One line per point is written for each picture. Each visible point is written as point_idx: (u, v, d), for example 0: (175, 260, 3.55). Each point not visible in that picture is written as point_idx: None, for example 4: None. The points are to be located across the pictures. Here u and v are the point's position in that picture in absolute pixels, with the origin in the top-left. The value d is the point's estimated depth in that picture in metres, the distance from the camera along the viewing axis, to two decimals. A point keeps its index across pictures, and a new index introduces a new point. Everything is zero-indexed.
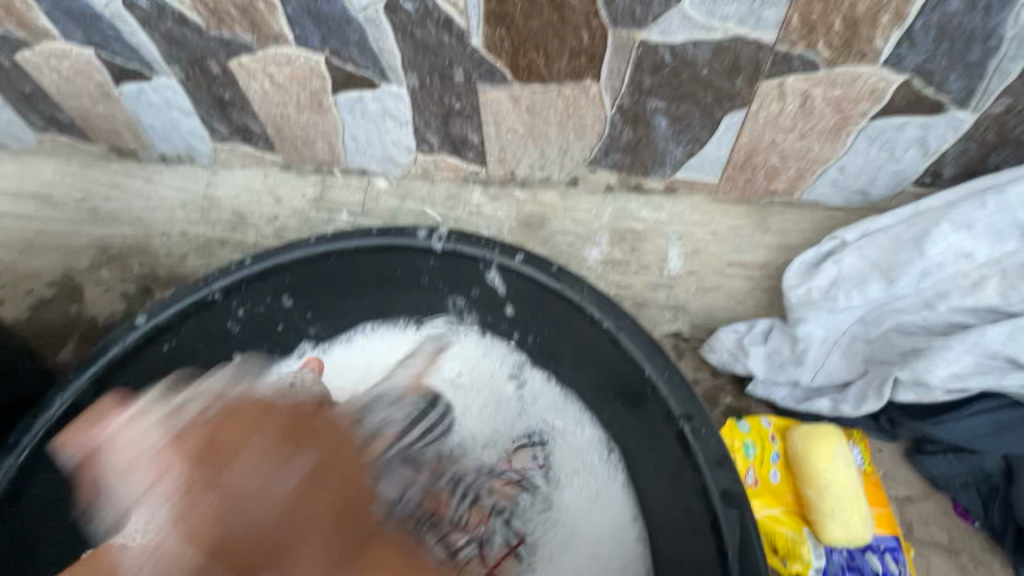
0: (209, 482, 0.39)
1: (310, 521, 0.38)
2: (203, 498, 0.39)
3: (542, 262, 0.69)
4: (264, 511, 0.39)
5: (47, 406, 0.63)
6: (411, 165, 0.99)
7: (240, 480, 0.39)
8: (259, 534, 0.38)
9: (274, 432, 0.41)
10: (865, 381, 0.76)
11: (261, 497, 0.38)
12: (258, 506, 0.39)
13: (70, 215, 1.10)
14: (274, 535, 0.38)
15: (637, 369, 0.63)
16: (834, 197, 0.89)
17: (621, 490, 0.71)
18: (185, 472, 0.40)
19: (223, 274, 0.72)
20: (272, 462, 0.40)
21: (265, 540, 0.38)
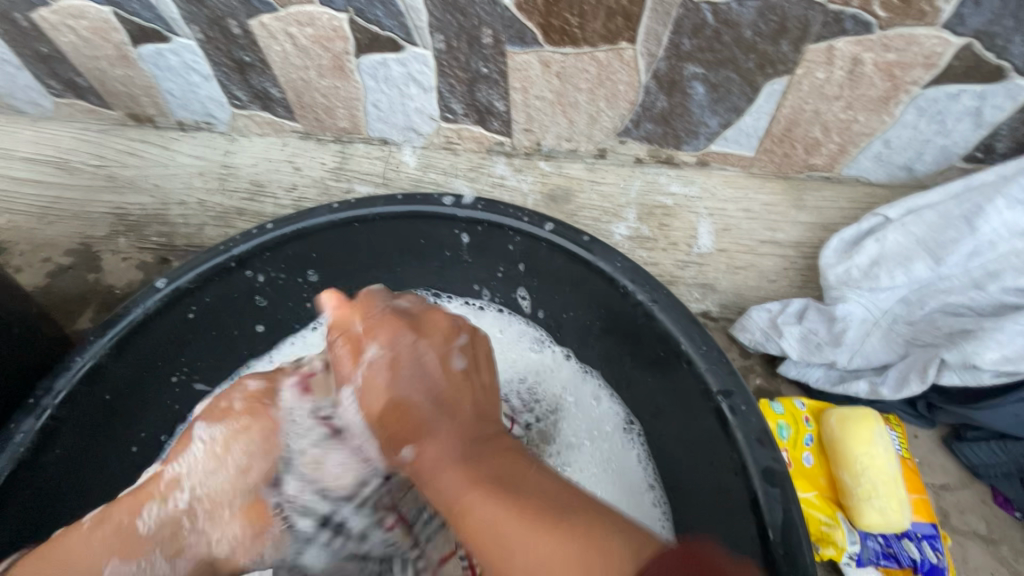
0: (405, 356, 0.54)
1: (456, 429, 0.50)
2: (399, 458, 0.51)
3: (574, 232, 0.66)
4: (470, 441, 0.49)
5: (66, 367, 0.62)
6: (433, 134, 0.96)
7: (414, 358, 0.54)
8: (427, 401, 0.52)
9: (444, 335, 0.56)
10: (907, 363, 0.73)
11: (432, 370, 0.54)
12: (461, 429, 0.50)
13: (86, 181, 1.08)
14: (434, 406, 0.51)
15: (671, 344, 0.60)
16: (876, 173, 0.84)
17: (637, 455, 0.70)
18: (387, 345, 0.55)
19: (247, 238, 0.70)
20: (445, 354, 0.55)
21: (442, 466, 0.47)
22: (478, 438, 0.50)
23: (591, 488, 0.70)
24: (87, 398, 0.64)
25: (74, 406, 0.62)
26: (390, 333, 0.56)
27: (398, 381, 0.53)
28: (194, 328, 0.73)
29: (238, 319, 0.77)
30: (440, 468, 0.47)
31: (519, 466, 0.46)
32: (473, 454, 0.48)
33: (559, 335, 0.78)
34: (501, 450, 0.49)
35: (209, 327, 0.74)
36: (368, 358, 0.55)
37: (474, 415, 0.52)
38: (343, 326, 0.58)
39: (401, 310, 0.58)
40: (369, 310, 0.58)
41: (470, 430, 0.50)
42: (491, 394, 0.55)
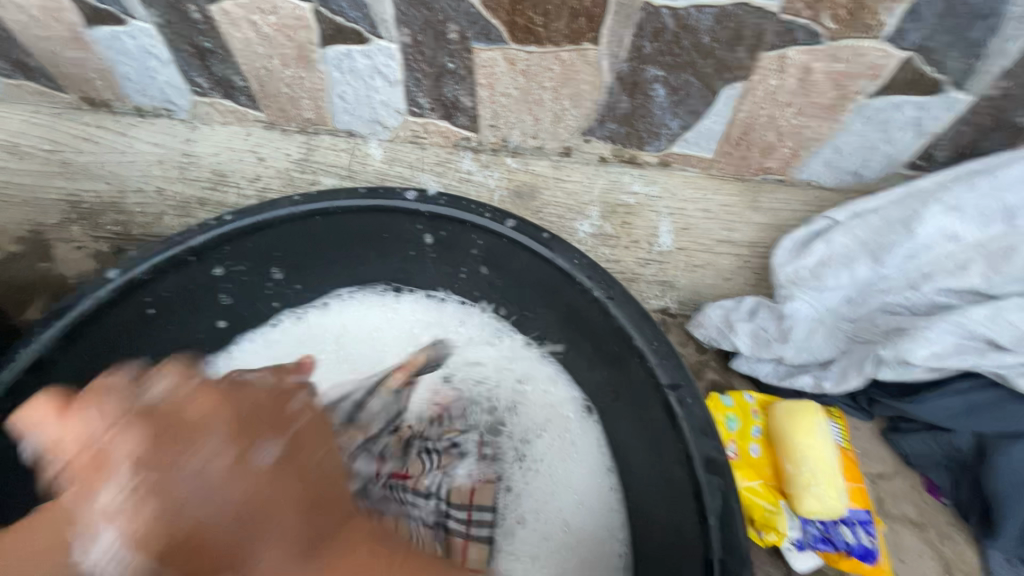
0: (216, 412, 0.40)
1: (280, 508, 0.37)
2: None
3: (534, 229, 0.68)
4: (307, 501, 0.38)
5: (11, 358, 0.60)
6: (400, 128, 0.96)
7: (195, 461, 0.37)
8: (227, 507, 0.36)
9: (236, 419, 0.40)
10: (847, 359, 0.77)
11: (220, 478, 0.36)
12: (271, 484, 0.37)
13: (38, 167, 1.05)
14: (237, 519, 0.35)
15: (625, 338, 0.62)
16: (826, 177, 0.88)
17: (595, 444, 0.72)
18: (138, 454, 0.36)
19: (204, 230, 0.68)
20: (239, 446, 0.38)
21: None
22: (309, 544, 0.36)
23: (550, 476, 0.71)
24: (34, 390, 0.62)
25: (20, 397, 0.61)
26: (140, 426, 0.37)
27: (176, 490, 0.35)
28: (148, 319, 0.71)
29: (198, 311, 0.76)
30: None
31: (362, 556, 0.36)
32: (312, 553, 0.35)
33: (520, 327, 0.79)
34: (359, 530, 0.38)
35: (166, 319, 0.73)
36: (109, 490, 0.35)
37: (308, 507, 0.38)
38: (64, 441, 0.38)
39: (166, 400, 0.40)
40: (105, 402, 0.39)
41: (299, 530, 0.36)
42: (335, 480, 0.41)
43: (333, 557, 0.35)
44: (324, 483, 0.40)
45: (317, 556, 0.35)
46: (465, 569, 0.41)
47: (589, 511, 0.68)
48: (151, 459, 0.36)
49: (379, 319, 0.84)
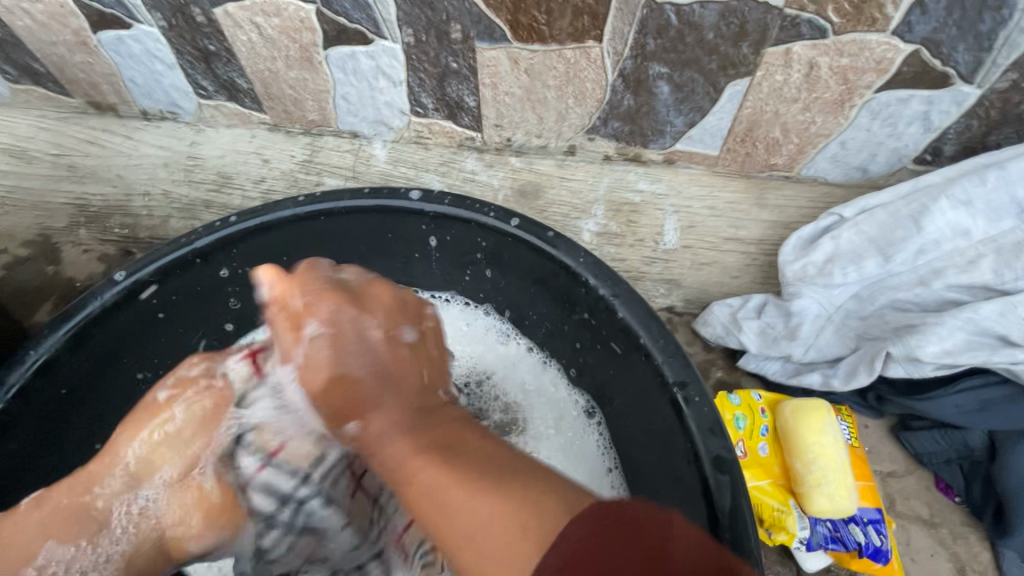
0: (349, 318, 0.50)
1: (393, 396, 0.47)
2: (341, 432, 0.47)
3: (539, 227, 0.67)
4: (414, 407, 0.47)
5: (20, 360, 0.61)
6: (404, 129, 0.96)
7: (358, 333, 0.49)
8: (370, 376, 0.48)
9: (389, 313, 0.52)
10: (856, 357, 0.76)
11: (375, 340, 0.49)
12: (384, 374, 0.48)
13: (45, 171, 1.06)
14: (381, 379, 0.48)
15: (631, 337, 0.62)
16: (833, 173, 0.87)
17: (601, 442, 0.72)
18: (328, 321, 0.50)
19: (210, 232, 0.69)
20: (389, 321, 0.51)
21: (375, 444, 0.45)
22: (414, 418, 0.45)
23: (557, 475, 0.72)
24: (41, 393, 0.62)
25: (28, 400, 0.61)
26: (329, 296, 0.51)
27: (342, 355, 0.48)
28: (154, 322, 0.71)
29: (204, 313, 0.76)
30: (386, 438, 0.44)
31: (456, 431, 0.44)
32: (417, 424, 0.45)
33: (524, 325, 0.79)
34: (442, 422, 0.46)
35: (172, 322, 0.73)
36: (306, 335, 0.49)
37: (418, 408, 0.47)
38: (284, 299, 0.52)
39: (349, 283, 0.54)
40: (315, 276, 0.53)
41: (405, 409, 0.46)
42: (438, 368, 0.53)
43: (433, 429, 0.44)
44: (419, 377, 0.49)
45: (421, 428, 0.44)
46: (500, 476, 0.37)
47: None
48: (296, 317, 0.51)
49: None
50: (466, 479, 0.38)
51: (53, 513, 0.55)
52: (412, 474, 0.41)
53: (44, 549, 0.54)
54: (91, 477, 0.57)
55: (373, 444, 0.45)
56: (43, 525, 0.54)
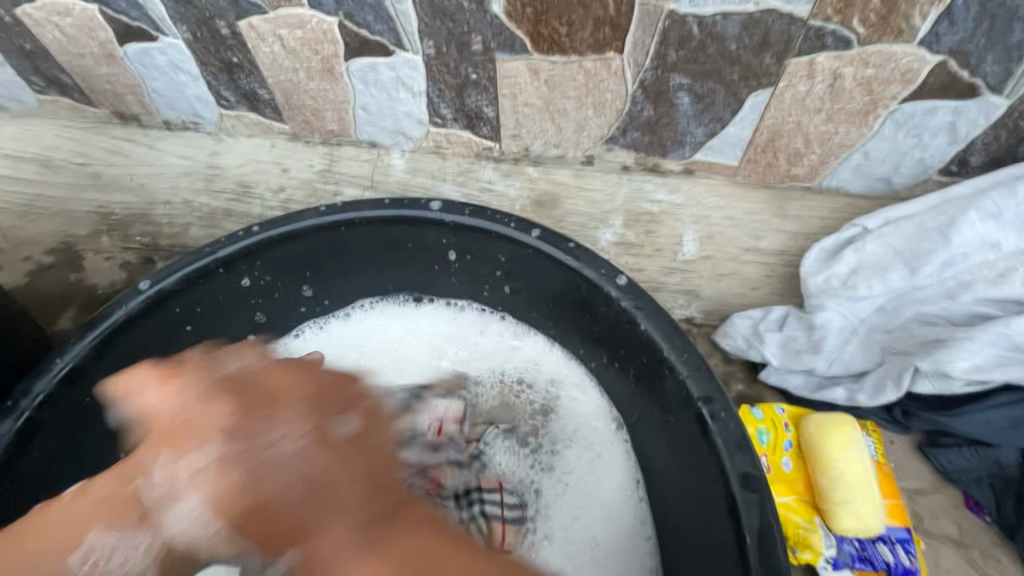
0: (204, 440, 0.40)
1: (342, 494, 0.38)
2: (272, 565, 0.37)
3: (559, 238, 0.67)
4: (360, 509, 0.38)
5: (46, 369, 0.61)
6: (422, 138, 0.96)
7: (268, 444, 0.40)
8: (293, 494, 0.38)
9: (308, 401, 0.43)
10: (883, 371, 0.75)
11: (275, 456, 0.40)
12: (342, 449, 0.41)
13: (70, 180, 1.07)
14: (302, 496, 0.38)
15: (654, 350, 0.61)
16: (856, 184, 0.87)
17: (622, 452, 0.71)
18: (218, 433, 0.40)
19: (233, 241, 0.69)
20: (312, 422, 0.42)
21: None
22: (366, 527, 0.37)
23: (580, 489, 0.70)
24: (67, 400, 0.63)
25: (54, 408, 0.62)
26: (223, 404, 0.42)
27: (253, 473, 0.39)
28: (176, 330, 0.72)
29: (228, 323, 0.77)
30: (332, 567, 0.35)
31: (420, 541, 0.36)
32: (370, 532, 0.36)
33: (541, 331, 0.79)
34: (405, 527, 0.37)
35: (193, 332, 0.74)
36: (196, 453, 0.40)
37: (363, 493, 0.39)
38: (172, 407, 0.43)
39: (242, 375, 0.45)
40: (215, 369, 0.45)
41: (360, 509, 0.38)
42: (389, 461, 0.43)
43: (387, 537, 0.36)
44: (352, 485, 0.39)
45: (374, 537, 0.36)
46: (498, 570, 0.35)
47: (620, 525, 0.68)
48: (178, 423, 0.42)
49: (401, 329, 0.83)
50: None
51: None
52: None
53: None
54: None
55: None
56: None
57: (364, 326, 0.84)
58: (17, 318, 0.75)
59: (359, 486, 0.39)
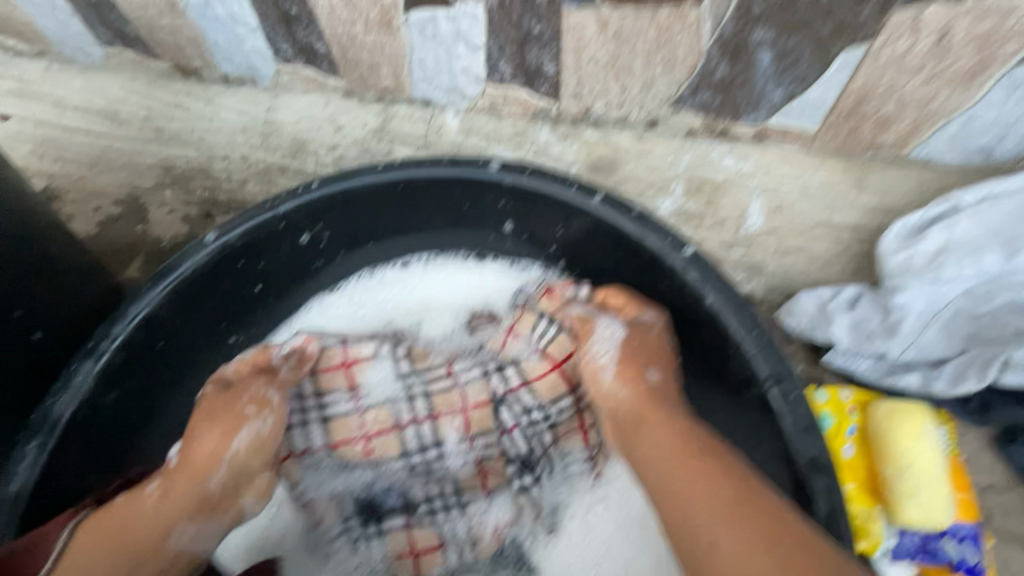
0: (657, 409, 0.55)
1: (696, 432, 0.51)
2: (646, 372, 0.58)
3: (623, 205, 0.65)
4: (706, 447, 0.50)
5: (123, 314, 0.63)
6: (478, 97, 0.94)
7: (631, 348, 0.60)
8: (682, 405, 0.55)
9: (632, 353, 0.60)
10: (965, 359, 0.70)
11: (652, 348, 0.61)
12: (654, 391, 0.56)
13: (134, 133, 1.11)
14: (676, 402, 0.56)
15: (720, 326, 0.59)
16: (949, 155, 0.79)
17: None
18: (651, 358, 0.59)
19: (293, 197, 0.69)
20: (638, 371, 0.58)
21: (646, 410, 0.55)
22: (709, 451, 0.49)
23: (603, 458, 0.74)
24: (142, 344, 0.65)
25: (131, 351, 0.64)
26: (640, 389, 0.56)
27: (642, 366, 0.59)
28: (242, 283, 0.73)
29: (287, 278, 0.78)
30: (661, 437, 0.52)
31: (700, 440, 0.51)
32: (694, 448, 0.50)
33: None
34: (707, 461, 0.48)
35: (252, 284, 0.75)
36: (649, 377, 0.58)
37: (689, 440, 0.51)
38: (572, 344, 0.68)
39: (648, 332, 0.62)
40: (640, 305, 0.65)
41: (684, 442, 0.50)
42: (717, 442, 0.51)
43: (697, 462, 0.48)
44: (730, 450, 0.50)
45: (704, 456, 0.48)
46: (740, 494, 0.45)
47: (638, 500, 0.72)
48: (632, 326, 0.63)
49: (461, 287, 0.84)
50: (690, 456, 0.49)
51: (180, 505, 0.56)
52: (647, 415, 0.54)
53: (178, 527, 0.56)
54: (194, 467, 0.58)
55: (646, 413, 0.54)
56: (167, 511, 0.55)
57: (422, 282, 0.84)
58: (89, 270, 0.78)
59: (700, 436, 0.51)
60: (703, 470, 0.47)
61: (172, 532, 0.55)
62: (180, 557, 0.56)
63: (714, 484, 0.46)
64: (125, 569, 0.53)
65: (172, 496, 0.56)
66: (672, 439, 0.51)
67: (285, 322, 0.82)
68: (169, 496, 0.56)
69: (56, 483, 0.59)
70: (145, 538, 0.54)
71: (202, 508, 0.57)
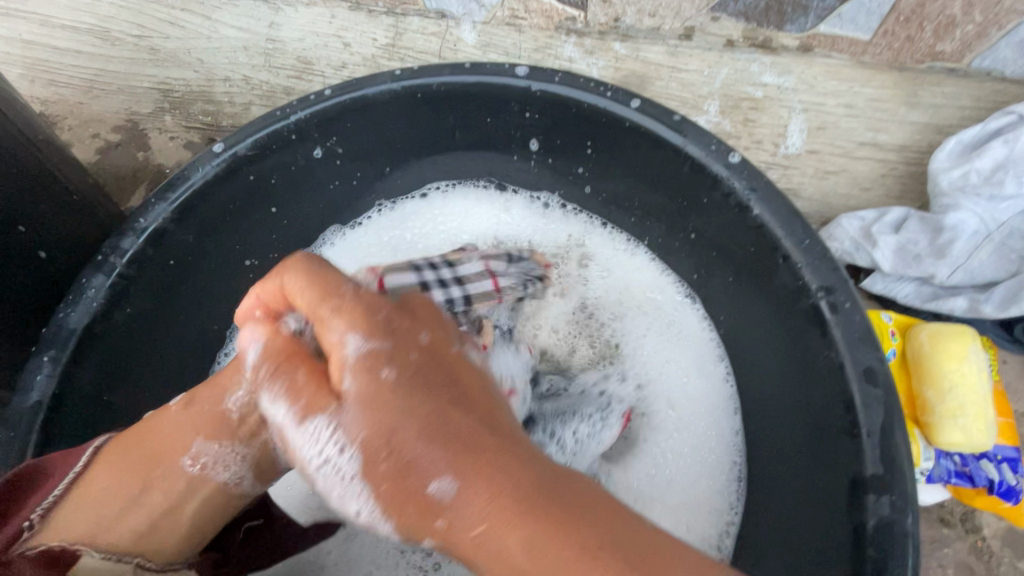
0: (424, 389, 0.38)
1: (466, 453, 0.35)
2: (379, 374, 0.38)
3: (664, 110, 0.60)
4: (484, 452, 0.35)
5: (131, 227, 0.60)
6: (497, 7, 0.86)
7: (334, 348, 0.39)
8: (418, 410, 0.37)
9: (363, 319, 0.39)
10: (1017, 281, 0.66)
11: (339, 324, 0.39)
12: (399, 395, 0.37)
13: (129, 54, 1.04)
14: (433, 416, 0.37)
15: (767, 238, 0.55)
16: (1015, 66, 0.73)
17: (696, 341, 0.69)
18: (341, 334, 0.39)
19: (305, 104, 0.64)
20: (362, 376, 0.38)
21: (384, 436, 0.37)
22: (498, 477, 0.35)
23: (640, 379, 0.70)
24: (153, 261, 0.63)
25: (142, 268, 0.62)
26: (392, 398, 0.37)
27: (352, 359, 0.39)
28: (254, 201, 0.70)
29: (300, 200, 0.74)
30: (439, 482, 0.35)
31: (501, 466, 0.35)
32: (479, 478, 0.34)
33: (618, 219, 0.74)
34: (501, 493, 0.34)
35: (263, 203, 0.71)
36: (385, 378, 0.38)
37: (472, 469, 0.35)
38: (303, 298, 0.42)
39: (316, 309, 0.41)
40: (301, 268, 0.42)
41: (471, 480, 0.34)
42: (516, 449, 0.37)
43: (488, 498, 0.34)
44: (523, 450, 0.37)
45: (481, 477, 0.34)
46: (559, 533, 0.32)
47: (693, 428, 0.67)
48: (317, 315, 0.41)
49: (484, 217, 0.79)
50: (487, 495, 0.34)
51: (205, 418, 0.50)
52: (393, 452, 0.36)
53: (196, 444, 0.49)
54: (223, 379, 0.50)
55: (380, 422, 0.37)
56: (191, 422, 0.50)
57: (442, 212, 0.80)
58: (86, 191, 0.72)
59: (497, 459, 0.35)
60: (511, 516, 0.33)
61: (191, 447, 0.49)
62: (202, 480, 0.49)
63: (514, 522, 0.33)
64: (134, 485, 0.48)
65: (193, 409, 0.50)
66: (460, 486, 0.34)
67: (307, 255, 0.79)
68: (189, 408, 0.50)
69: (76, 399, 0.57)
70: (164, 453, 0.49)
71: (225, 428, 0.49)
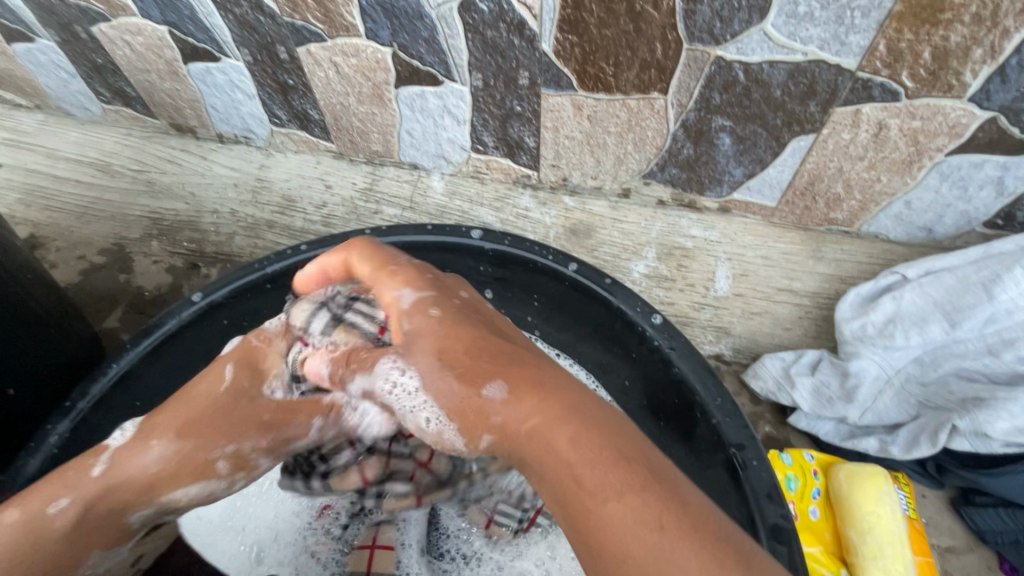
0: (523, 373, 0.43)
1: (553, 428, 0.40)
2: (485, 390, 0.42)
3: (596, 273, 0.69)
4: (566, 413, 0.40)
5: (102, 372, 0.64)
6: (463, 163, 0.99)
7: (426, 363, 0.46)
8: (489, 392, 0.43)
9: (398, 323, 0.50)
10: (918, 424, 0.74)
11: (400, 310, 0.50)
12: (508, 384, 0.42)
13: (126, 185, 1.13)
14: (513, 413, 0.41)
15: (687, 392, 0.62)
16: (896, 231, 0.86)
17: None
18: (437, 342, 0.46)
19: (282, 258, 0.72)
20: (442, 363, 0.45)
21: (523, 391, 0.42)
22: (570, 418, 0.40)
23: None
24: (119, 402, 0.66)
25: (108, 410, 0.65)
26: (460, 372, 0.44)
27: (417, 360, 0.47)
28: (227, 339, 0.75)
29: None
30: (552, 469, 0.38)
31: (555, 410, 0.40)
32: (575, 424, 0.40)
33: None
34: (557, 420, 0.40)
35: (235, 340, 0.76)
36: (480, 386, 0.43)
37: (562, 433, 0.39)
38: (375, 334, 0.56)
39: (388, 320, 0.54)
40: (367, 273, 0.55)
41: (565, 422, 0.40)
42: (553, 436, 0.39)
43: (547, 418, 0.40)
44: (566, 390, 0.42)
45: (547, 419, 0.40)
46: (602, 460, 0.37)
47: None
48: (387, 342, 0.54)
49: None
50: (571, 439, 0.39)
51: (99, 534, 0.50)
52: (530, 438, 0.40)
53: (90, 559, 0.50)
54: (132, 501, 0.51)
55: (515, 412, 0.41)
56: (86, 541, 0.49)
57: None
58: (57, 312, 0.77)
59: (549, 407, 0.40)
60: (593, 468, 0.37)
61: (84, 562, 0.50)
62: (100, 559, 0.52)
63: (594, 470, 0.37)
64: None
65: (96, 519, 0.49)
66: (574, 457, 0.38)
67: None
68: (92, 519, 0.49)
69: None
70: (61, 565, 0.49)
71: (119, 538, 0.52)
